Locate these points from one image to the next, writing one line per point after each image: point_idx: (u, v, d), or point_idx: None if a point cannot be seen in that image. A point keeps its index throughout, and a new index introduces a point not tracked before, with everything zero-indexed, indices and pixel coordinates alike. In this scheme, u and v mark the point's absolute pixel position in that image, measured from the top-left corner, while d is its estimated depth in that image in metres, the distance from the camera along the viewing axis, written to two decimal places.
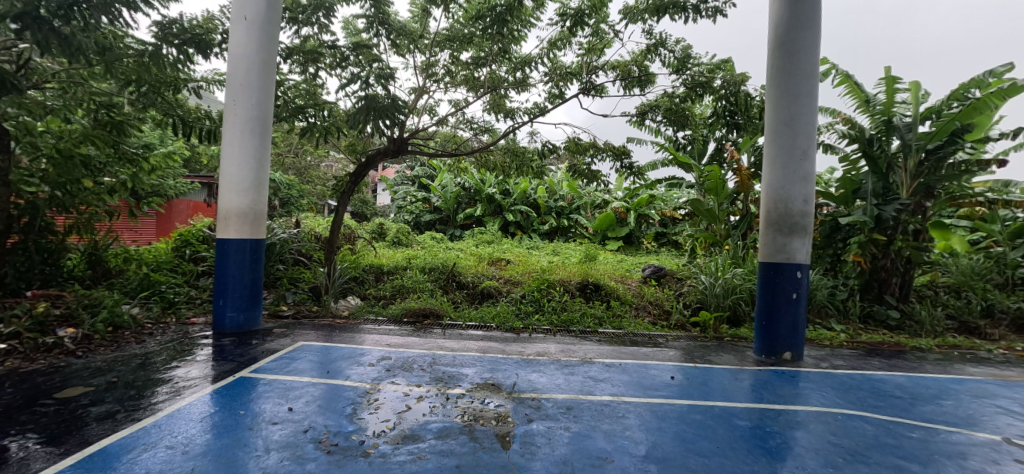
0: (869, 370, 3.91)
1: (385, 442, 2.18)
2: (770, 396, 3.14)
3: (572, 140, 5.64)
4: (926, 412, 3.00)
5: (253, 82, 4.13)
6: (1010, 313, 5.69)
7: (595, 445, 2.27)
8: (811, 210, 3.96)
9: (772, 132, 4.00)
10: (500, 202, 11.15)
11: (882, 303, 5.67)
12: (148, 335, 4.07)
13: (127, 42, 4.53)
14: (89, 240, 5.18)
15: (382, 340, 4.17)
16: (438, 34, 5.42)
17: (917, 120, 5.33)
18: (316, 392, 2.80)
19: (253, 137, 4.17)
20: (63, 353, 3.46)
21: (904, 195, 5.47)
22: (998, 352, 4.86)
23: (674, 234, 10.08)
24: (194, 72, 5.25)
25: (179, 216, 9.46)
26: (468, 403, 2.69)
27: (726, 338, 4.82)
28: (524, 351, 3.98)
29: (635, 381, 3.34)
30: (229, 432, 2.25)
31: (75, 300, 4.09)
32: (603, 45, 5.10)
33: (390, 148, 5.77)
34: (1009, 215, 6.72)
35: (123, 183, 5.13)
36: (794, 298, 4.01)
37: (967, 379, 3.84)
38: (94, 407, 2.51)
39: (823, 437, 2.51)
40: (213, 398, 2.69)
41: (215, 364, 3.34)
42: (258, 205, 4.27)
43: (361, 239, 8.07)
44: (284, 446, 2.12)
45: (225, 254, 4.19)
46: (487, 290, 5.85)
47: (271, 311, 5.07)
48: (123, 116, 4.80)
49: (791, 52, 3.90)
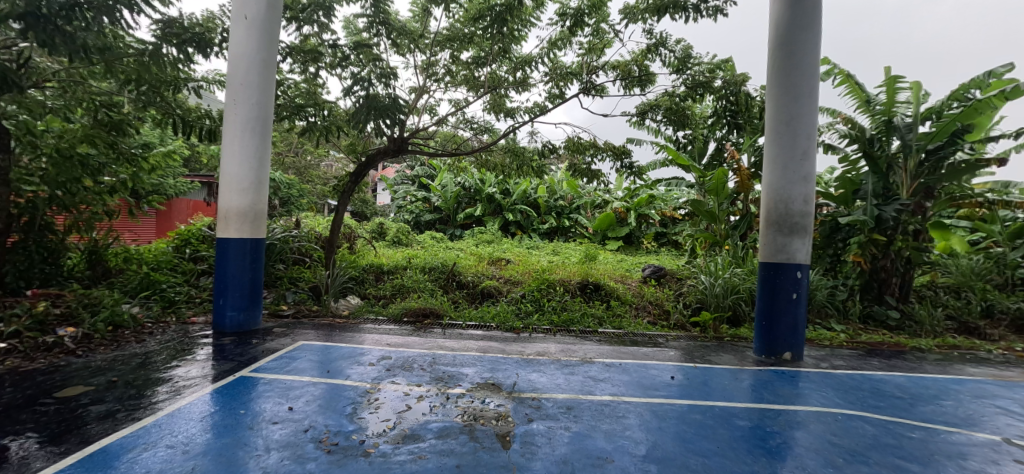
0: (869, 370, 3.91)
1: (385, 441, 2.18)
2: (770, 396, 3.14)
3: (572, 139, 5.63)
4: (926, 412, 3.01)
5: (253, 81, 4.13)
6: (1010, 313, 5.70)
7: (595, 445, 2.27)
8: (811, 210, 3.96)
9: (772, 132, 4.00)
10: (500, 202, 11.15)
11: (882, 303, 5.68)
12: (148, 334, 4.06)
13: (127, 42, 4.52)
14: (89, 239, 5.17)
15: (382, 340, 4.17)
16: (438, 33, 5.43)
17: (918, 120, 5.33)
18: (316, 392, 2.80)
19: (253, 136, 4.17)
20: (63, 352, 3.46)
21: (905, 195, 5.47)
22: (998, 353, 4.87)
23: (674, 234, 10.08)
24: (195, 72, 5.25)
25: (178, 216, 9.47)
26: (468, 403, 2.68)
27: (726, 338, 4.82)
28: (524, 351, 3.99)
29: (635, 380, 3.34)
30: (229, 432, 2.25)
31: (75, 299, 4.09)
32: (603, 45, 5.10)
33: (390, 148, 5.77)
34: (1009, 215, 6.72)
35: (123, 183, 5.20)
36: (794, 298, 4.01)
37: (967, 379, 3.84)
38: (94, 407, 2.51)
39: (823, 437, 2.52)
40: (213, 397, 2.69)
41: (215, 363, 3.34)
42: (258, 204, 4.28)
43: (361, 239, 8.07)
44: (284, 446, 2.12)
45: (225, 253, 4.19)
46: (487, 290, 5.85)
47: (271, 310, 5.07)
48: (122, 116, 4.80)
49: (791, 52, 3.90)
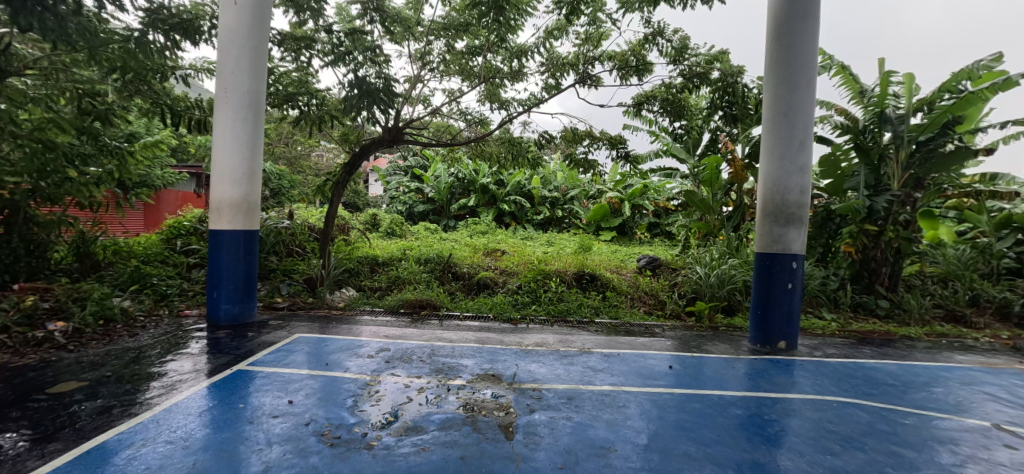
0: (861, 358, 3.98)
1: (387, 434, 2.16)
2: (766, 385, 3.19)
3: (568, 129, 5.59)
4: (918, 399, 3.07)
5: (245, 69, 4.03)
6: (995, 301, 5.86)
7: (598, 435, 2.28)
8: (807, 201, 3.98)
9: (771, 123, 4.00)
10: (494, 192, 11.13)
11: (872, 293, 5.78)
12: (140, 328, 3.99)
13: (112, 26, 4.45)
14: (76, 233, 5.04)
15: (380, 332, 4.16)
16: (433, 22, 5.36)
17: (910, 111, 5.45)
18: (316, 385, 2.78)
19: (245, 125, 4.07)
20: (54, 348, 3.37)
21: (896, 186, 5.58)
22: (985, 341, 4.99)
23: (667, 225, 10.19)
24: (182, 59, 5.20)
25: (167, 207, 9.26)
26: (469, 394, 2.68)
27: (721, 328, 4.89)
28: (523, 341, 4.00)
29: (634, 370, 3.36)
30: (229, 426, 2.23)
31: (65, 293, 4.01)
32: (600, 35, 5.06)
33: (385, 138, 5.71)
34: (995, 206, 6.86)
35: (110, 173, 5.13)
36: (789, 288, 4.04)
37: (956, 366, 3.94)
38: (88, 403, 2.47)
39: (819, 424, 2.56)
40: (210, 391, 2.65)
41: (211, 357, 3.30)
42: (252, 196, 4.19)
43: (355, 230, 8.00)
44: (286, 439, 2.10)
45: (219, 245, 4.11)
46: (484, 281, 5.86)
47: (266, 303, 5.01)
48: (107, 106, 4.67)
49: (791, 41, 3.89)
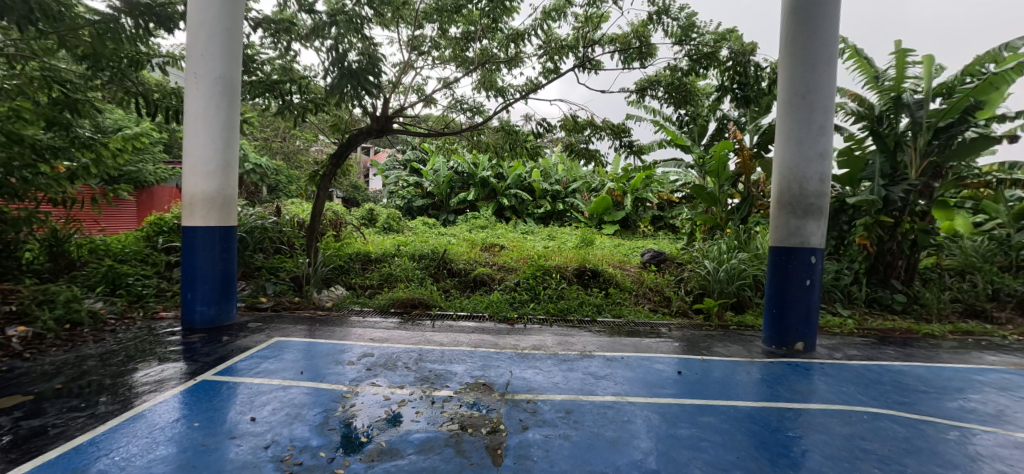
0: (885, 360, 3.68)
1: (357, 459, 1.89)
2: (786, 392, 2.89)
3: (568, 117, 5.27)
4: (955, 408, 2.77)
5: (216, 52, 3.73)
6: (1017, 296, 5.55)
7: (599, 459, 1.99)
8: (826, 190, 3.67)
9: (786, 105, 3.68)
10: (494, 186, 10.81)
11: (888, 287, 5.47)
12: (109, 332, 3.72)
13: (79, 10, 4.17)
14: (48, 230, 4.80)
15: (365, 335, 3.87)
16: (424, 5, 5.05)
17: (929, 96, 5.10)
18: (286, 398, 2.51)
19: (219, 113, 3.78)
20: (8, 356, 3.11)
21: (913, 175, 5.23)
22: (1013, 338, 4.67)
23: (672, 218, 9.89)
24: (159, 46, 4.91)
25: (160, 203, 9.05)
26: (455, 408, 2.40)
27: (731, 327, 4.59)
28: (519, 344, 3.72)
29: (639, 377, 3.08)
30: (178, 451, 1.96)
31: (30, 295, 3.76)
32: (601, 16, 4.73)
33: (373, 128, 5.39)
34: (1014, 195, 6.56)
35: (86, 167, 4.80)
36: (808, 285, 3.74)
37: (987, 368, 3.63)
38: (25, 422, 2.20)
39: (849, 441, 2.26)
40: (166, 407, 2.38)
41: (177, 365, 3.03)
42: (227, 190, 3.92)
43: (349, 226, 7.71)
44: (240, 467, 1.83)
45: (192, 242, 3.84)
46: (480, 278, 5.58)
47: (249, 303, 4.74)
48: (78, 94, 4.39)
49: (810, 16, 3.56)
